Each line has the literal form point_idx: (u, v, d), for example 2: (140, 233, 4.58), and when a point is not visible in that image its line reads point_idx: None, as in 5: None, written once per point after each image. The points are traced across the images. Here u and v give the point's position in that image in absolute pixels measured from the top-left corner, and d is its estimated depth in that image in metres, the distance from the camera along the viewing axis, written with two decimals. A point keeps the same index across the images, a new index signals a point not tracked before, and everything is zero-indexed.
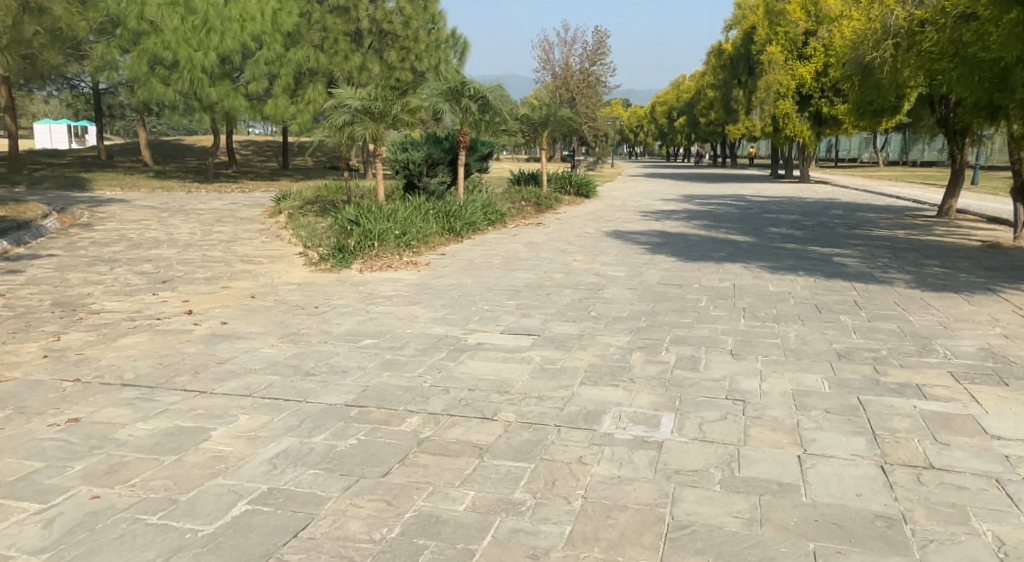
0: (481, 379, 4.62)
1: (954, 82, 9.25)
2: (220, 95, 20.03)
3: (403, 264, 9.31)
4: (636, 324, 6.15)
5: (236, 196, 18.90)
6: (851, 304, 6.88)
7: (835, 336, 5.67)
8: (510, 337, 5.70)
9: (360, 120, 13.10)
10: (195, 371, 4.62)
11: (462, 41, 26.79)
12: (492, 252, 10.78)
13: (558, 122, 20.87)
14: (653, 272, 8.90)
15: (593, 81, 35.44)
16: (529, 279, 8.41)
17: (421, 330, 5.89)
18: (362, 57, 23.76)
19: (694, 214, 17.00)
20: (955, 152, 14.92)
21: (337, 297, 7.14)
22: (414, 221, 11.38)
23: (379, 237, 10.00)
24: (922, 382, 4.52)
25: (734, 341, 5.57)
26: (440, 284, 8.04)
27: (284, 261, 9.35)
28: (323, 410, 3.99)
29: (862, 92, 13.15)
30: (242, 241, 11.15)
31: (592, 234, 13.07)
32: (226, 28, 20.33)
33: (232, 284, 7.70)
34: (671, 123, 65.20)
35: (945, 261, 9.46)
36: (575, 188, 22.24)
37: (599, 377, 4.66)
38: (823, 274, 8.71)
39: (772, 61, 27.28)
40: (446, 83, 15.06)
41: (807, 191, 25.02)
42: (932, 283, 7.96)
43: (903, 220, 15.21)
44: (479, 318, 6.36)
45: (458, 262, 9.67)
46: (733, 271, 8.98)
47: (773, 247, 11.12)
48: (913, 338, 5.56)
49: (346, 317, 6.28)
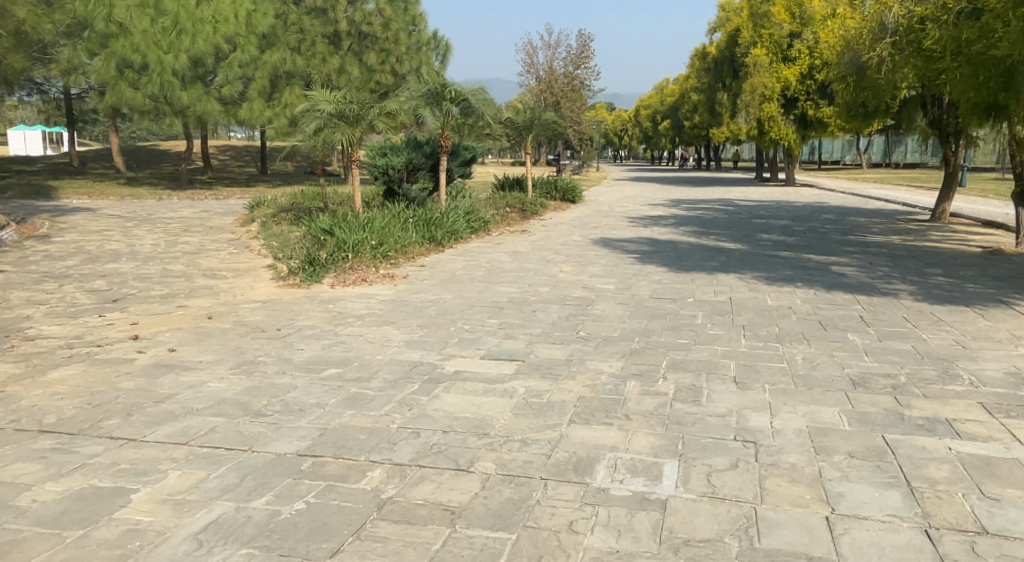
0: (457, 418, 4.05)
1: (958, 81, 8.87)
2: (192, 99, 19.32)
3: (378, 277, 8.73)
4: (629, 346, 5.62)
5: (210, 203, 18.24)
6: (858, 320, 6.39)
7: (847, 359, 5.16)
8: (491, 364, 5.15)
9: (334, 124, 12.45)
10: (127, 413, 4.04)
11: (444, 43, 26.26)
12: (474, 262, 10.24)
13: (542, 125, 20.35)
14: (644, 284, 8.39)
15: (577, 84, 35.01)
16: (513, 293, 7.88)
17: (393, 356, 5.33)
18: (341, 60, 23.19)
19: (682, 219, 16.55)
20: (949, 155, 14.56)
21: (304, 316, 6.56)
22: (392, 230, 10.81)
23: (353, 249, 9.42)
24: (953, 417, 4.03)
25: (737, 365, 5.05)
26: (417, 299, 7.49)
27: (251, 275, 8.75)
28: (269, 463, 3.41)
29: (856, 93, 12.73)
30: (208, 253, 10.55)
31: (579, 242, 12.58)
32: (199, 30, 19.67)
33: (189, 302, 7.10)
34: (655, 127, 65.03)
35: (948, 269, 9.04)
36: (560, 193, 21.76)
37: (591, 415, 4.11)
38: (823, 285, 8.24)
39: (757, 63, 26.83)
40: (426, 85, 14.49)
41: (794, 195, 24.69)
42: (939, 295, 7.52)
43: (896, 224, 14.85)
44: (457, 340, 5.81)
45: (437, 274, 9.12)
46: (728, 282, 8.49)
47: (767, 255, 10.67)
48: (932, 360, 5.08)
49: (310, 340, 5.71)
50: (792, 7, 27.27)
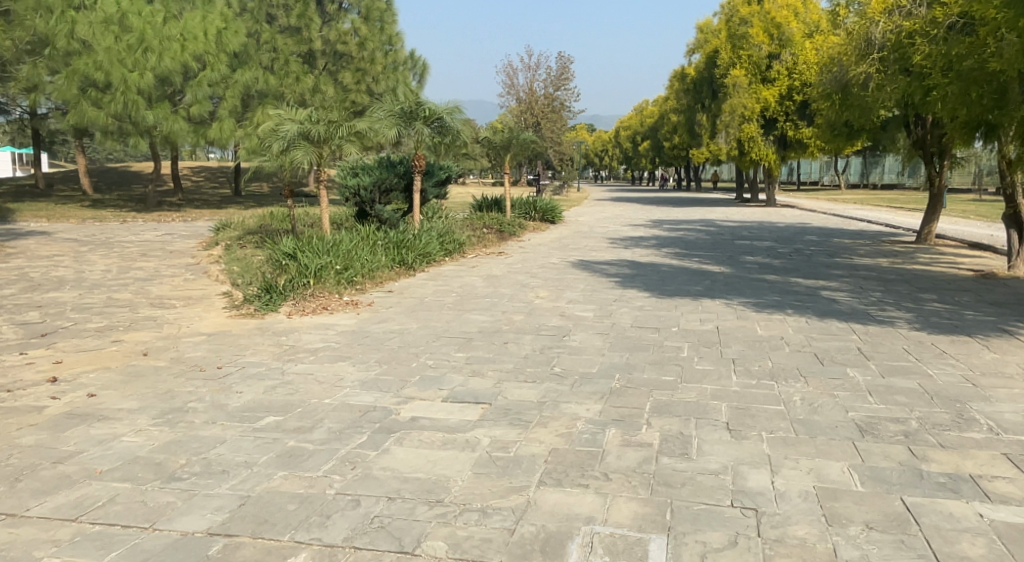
0: (407, 479, 3.46)
1: (948, 99, 8.52)
2: (158, 118, 18.78)
3: (341, 305, 8.12)
4: (609, 385, 5.06)
5: (175, 226, 17.56)
6: (856, 353, 5.90)
7: (850, 401, 4.65)
8: (454, 407, 4.56)
9: (299, 144, 11.86)
10: (15, 479, 3.41)
11: (422, 63, 25.85)
12: (446, 287, 9.68)
13: (521, 145, 19.89)
14: (625, 312, 7.87)
15: (558, 105, 34.79)
16: (485, 322, 7.31)
17: (344, 399, 4.71)
18: (315, 79, 22.72)
19: (664, 240, 16.14)
20: (934, 175, 14.31)
21: (251, 351, 5.93)
22: (359, 253, 10.22)
23: (315, 274, 8.83)
24: (979, 473, 3.51)
25: (728, 409, 4.51)
26: (380, 330, 6.89)
27: (203, 304, 8.11)
28: (169, 547, 2.80)
29: (841, 111, 12.40)
30: (161, 279, 9.90)
31: (558, 265, 12.08)
32: (166, 48, 19.15)
33: (127, 336, 6.46)
34: (635, 148, 65.15)
35: (942, 294, 8.65)
36: (540, 213, 21.32)
37: (565, 473, 3.54)
38: (815, 312, 7.77)
39: (736, 84, 26.70)
40: (399, 103, 13.99)
41: (776, 215, 24.46)
42: (938, 324, 7.07)
43: (882, 246, 14.54)
44: (419, 378, 5.22)
45: (405, 301, 8.54)
46: (714, 309, 8.01)
47: (753, 279, 10.23)
48: (943, 402, 4.58)
49: (252, 381, 5.07)
50: (770, 28, 27.24)
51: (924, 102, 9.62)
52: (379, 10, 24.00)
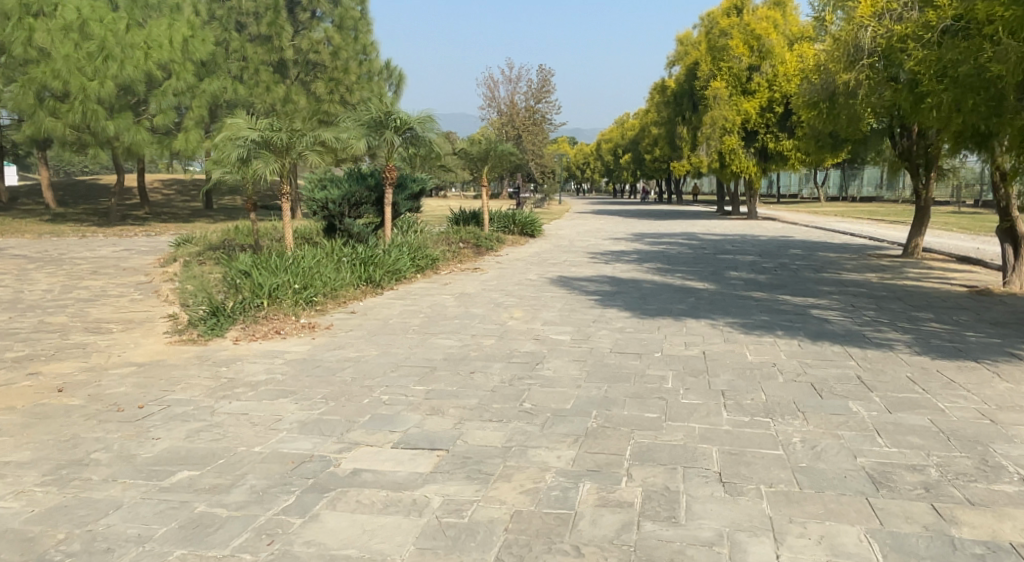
0: (334, 558, 2.82)
1: (942, 106, 8.07)
2: (120, 128, 18.07)
3: (295, 329, 7.44)
4: (584, 425, 4.44)
5: (136, 241, 16.80)
6: (857, 384, 5.36)
7: (857, 444, 4.10)
8: (404, 456, 3.93)
9: (259, 154, 11.12)
10: None
11: (398, 73, 25.25)
12: (414, 307, 9.04)
13: (499, 157, 19.34)
14: (605, 334, 7.28)
15: (539, 118, 34.36)
16: (451, 347, 6.68)
17: (277, 445, 4.05)
18: (286, 89, 22.08)
19: (646, 255, 15.62)
20: (920, 188, 13.95)
21: (183, 385, 5.25)
22: (321, 271, 9.55)
23: (270, 294, 8.18)
24: (1020, 541, 2.95)
25: (720, 455, 3.92)
26: (334, 357, 6.22)
27: (143, 329, 7.41)
28: None
29: (827, 122, 11.97)
30: (105, 300, 9.16)
31: (535, 281, 11.50)
32: (129, 56, 18.41)
33: (46, 369, 5.76)
34: (617, 160, 65.07)
35: (939, 313, 8.19)
36: (519, 226, 20.76)
37: (528, 547, 2.92)
38: (807, 334, 7.24)
39: (716, 95, 26.40)
40: (369, 112, 13.37)
41: (758, 228, 24.16)
42: (940, 348, 6.56)
43: (868, 259, 14.15)
44: (369, 418, 4.57)
45: (368, 324, 7.88)
46: (699, 331, 7.44)
47: (739, 296, 9.70)
48: (962, 446, 4.04)
49: (174, 424, 4.40)
50: (750, 40, 27.05)
51: (914, 111, 9.19)
52: (353, 19, 23.46)
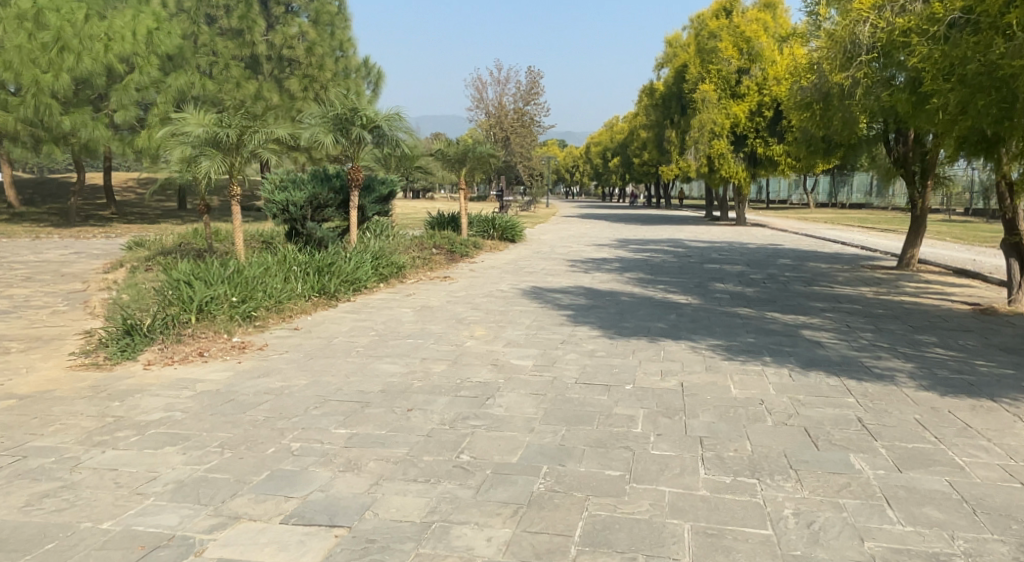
0: None
1: (948, 108, 7.31)
2: (76, 124, 17.15)
3: (223, 351, 6.55)
4: (528, 489, 3.61)
5: (90, 243, 15.85)
6: (859, 431, 4.56)
7: (863, 520, 3.32)
8: (291, 537, 3.07)
9: (207, 151, 10.18)
10: None
11: (376, 71, 24.39)
12: (366, 323, 8.17)
13: (478, 158, 18.52)
14: (572, 359, 6.46)
15: (527, 120, 33.54)
16: (393, 375, 5.82)
17: (133, 520, 3.19)
18: (258, 85, 21.16)
19: (628, 263, 14.84)
20: (916, 197, 13.21)
21: (55, 427, 4.37)
22: (267, 281, 8.67)
23: (200, 308, 7.30)
24: None
25: (694, 539, 3.11)
26: (252, 389, 5.34)
27: (46, 350, 6.50)
28: None
29: (820, 124, 11.21)
30: (21, 313, 8.24)
31: (505, 292, 10.69)
32: (87, 48, 17.38)
33: None
34: (606, 164, 64.59)
35: (943, 337, 7.42)
36: (499, 231, 19.92)
37: None
38: (798, 361, 6.43)
39: (705, 98, 25.69)
40: (332, 109, 12.48)
41: (746, 235, 23.47)
42: (948, 381, 5.77)
43: (860, 271, 13.44)
44: (267, 476, 3.71)
45: (308, 344, 7.00)
46: (678, 356, 6.62)
47: (724, 313, 8.89)
48: (993, 527, 3.25)
49: (19, 486, 3.53)
50: (739, 42, 26.39)
51: (915, 115, 8.45)
52: (330, 15, 22.82)
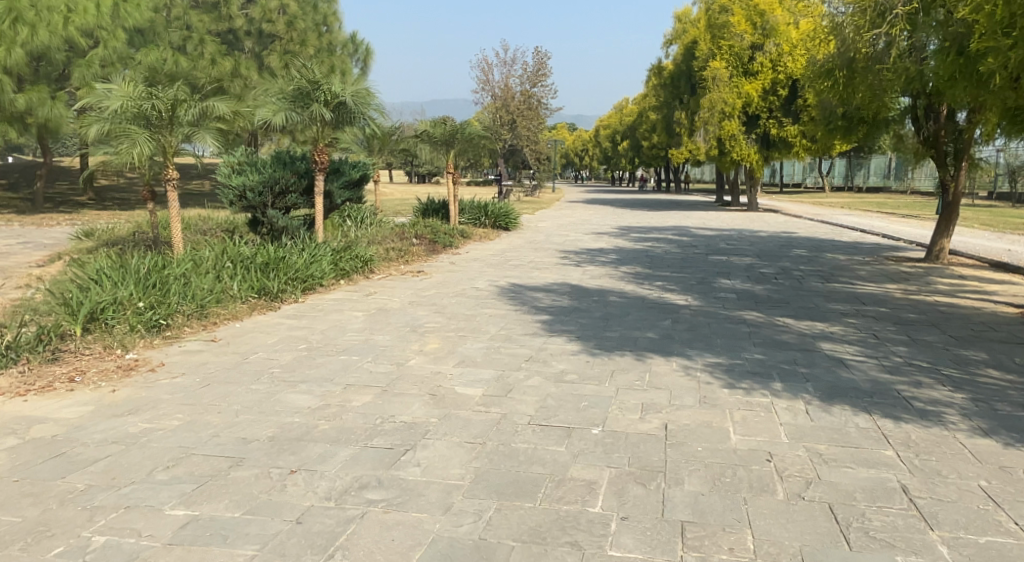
0: None
1: (1005, 71, 5.88)
2: (33, 102, 15.85)
3: (102, 373, 5.31)
4: None
5: (45, 233, 14.64)
6: (910, 514, 3.23)
7: None
8: None
9: (134, 128, 8.89)
10: None
11: (365, 48, 23.32)
12: (300, 332, 6.87)
13: (467, 139, 17.12)
14: (534, 387, 5.14)
15: (534, 103, 31.92)
16: (297, 414, 4.52)
17: None
18: (234, 62, 19.88)
19: (627, 255, 13.45)
20: (948, 180, 11.74)
21: None
22: (191, 281, 7.40)
23: (92, 316, 6.07)
24: None
25: None
26: (100, 435, 4.09)
27: None
28: None
29: (844, 99, 9.80)
30: None
31: (479, 291, 9.39)
32: (43, 20, 16.05)
33: None
34: (615, 147, 62.94)
35: (997, 353, 6.06)
36: (492, 218, 18.54)
37: None
38: (820, 388, 5.10)
39: (715, 76, 24.15)
40: (293, 82, 11.16)
41: (758, 222, 22.05)
42: (1013, 422, 4.42)
43: (884, 264, 12.02)
44: None
45: (216, 362, 5.73)
46: (669, 381, 5.30)
47: (728, 318, 7.54)
48: None
49: None
50: (752, 16, 24.67)
51: (957, 81, 7.03)
52: None
